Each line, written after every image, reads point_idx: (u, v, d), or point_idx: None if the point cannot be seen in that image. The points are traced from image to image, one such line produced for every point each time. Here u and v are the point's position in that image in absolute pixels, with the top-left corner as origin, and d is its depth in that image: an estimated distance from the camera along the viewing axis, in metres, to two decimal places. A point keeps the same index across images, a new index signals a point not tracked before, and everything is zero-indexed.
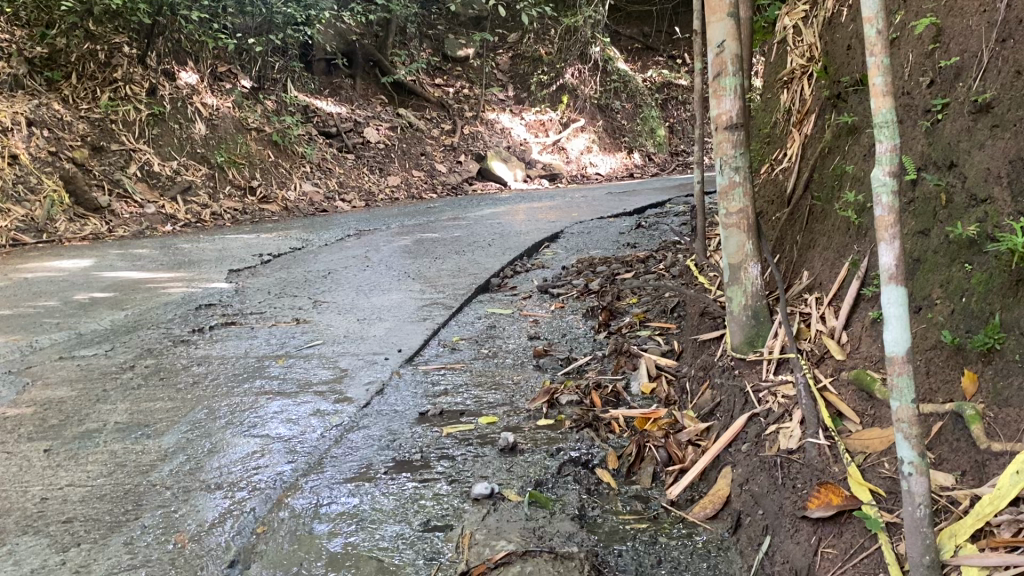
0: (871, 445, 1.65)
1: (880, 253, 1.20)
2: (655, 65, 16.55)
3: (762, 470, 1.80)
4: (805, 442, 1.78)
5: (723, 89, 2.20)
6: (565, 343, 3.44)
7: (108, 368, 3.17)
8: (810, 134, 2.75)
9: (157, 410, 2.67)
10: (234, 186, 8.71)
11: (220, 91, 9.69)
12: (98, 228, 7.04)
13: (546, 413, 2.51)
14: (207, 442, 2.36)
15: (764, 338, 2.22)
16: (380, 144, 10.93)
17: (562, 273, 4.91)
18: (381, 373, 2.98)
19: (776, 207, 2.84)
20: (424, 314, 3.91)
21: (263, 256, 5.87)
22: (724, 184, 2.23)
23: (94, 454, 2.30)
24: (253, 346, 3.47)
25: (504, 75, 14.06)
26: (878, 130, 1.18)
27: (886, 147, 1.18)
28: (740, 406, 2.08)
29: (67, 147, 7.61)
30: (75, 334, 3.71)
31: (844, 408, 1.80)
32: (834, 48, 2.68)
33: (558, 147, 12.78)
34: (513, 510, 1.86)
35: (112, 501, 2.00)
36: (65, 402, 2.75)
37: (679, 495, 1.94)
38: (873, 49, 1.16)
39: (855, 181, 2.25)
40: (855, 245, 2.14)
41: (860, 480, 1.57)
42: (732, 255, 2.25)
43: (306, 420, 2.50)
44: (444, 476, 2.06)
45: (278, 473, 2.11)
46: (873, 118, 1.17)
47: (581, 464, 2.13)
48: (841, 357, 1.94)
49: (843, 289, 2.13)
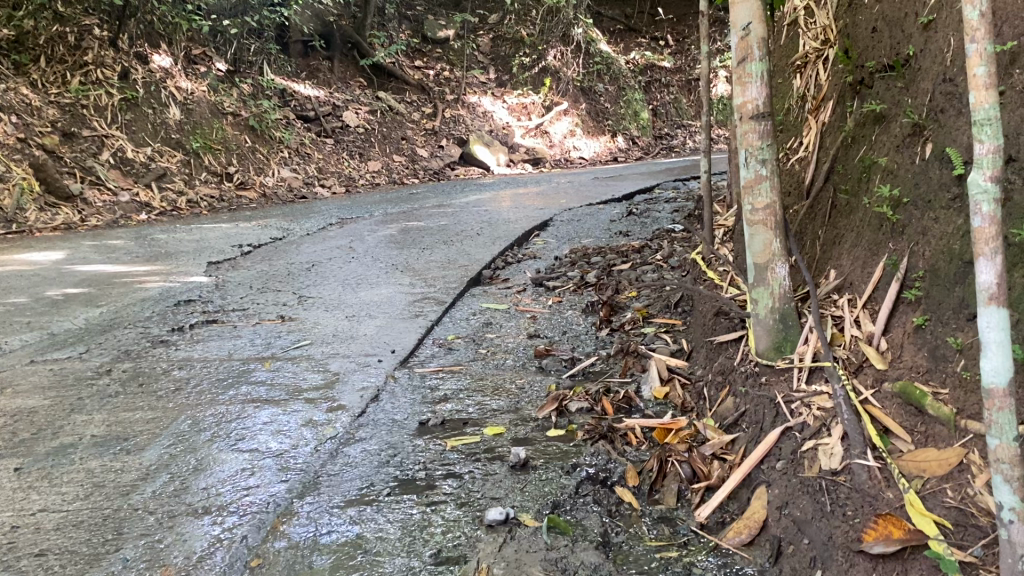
0: (927, 468, 1.53)
1: (980, 271, 1.17)
2: (637, 47, 16.35)
3: (804, 494, 1.67)
4: (851, 463, 1.65)
5: (748, 76, 2.03)
6: (567, 342, 3.28)
7: (83, 374, 2.98)
8: (829, 122, 2.60)
9: (137, 421, 2.48)
10: (210, 172, 8.44)
11: (194, 75, 9.42)
12: (70, 218, 6.78)
13: (556, 422, 2.36)
14: (192, 458, 2.19)
15: (793, 343, 2.07)
16: (359, 127, 10.68)
17: (556, 264, 4.74)
18: (374, 377, 2.80)
19: (794, 198, 2.69)
20: (416, 311, 3.74)
21: (242, 247, 5.67)
22: (749, 178, 2.06)
23: (70, 473, 2.12)
24: (236, 347, 3.29)
25: (485, 57, 13.86)
26: (979, 128, 1.15)
27: (988, 147, 1.16)
28: (771, 418, 1.94)
29: (37, 133, 7.34)
30: (47, 335, 3.51)
31: (891, 424, 1.67)
32: (855, 30, 2.50)
33: (541, 131, 12.57)
34: (532, 539, 1.71)
35: (90, 529, 1.82)
36: (38, 413, 2.56)
37: (709, 518, 1.79)
38: (978, 34, 1.13)
39: (886, 173, 2.10)
40: (890, 244, 1.99)
41: (921, 510, 1.47)
42: (757, 255, 2.09)
43: (297, 431, 2.33)
44: (453, 498, 1.90)
45: (271, 494, 1.95)
46: (975, 114, 1.14)
47: (599, 482, 1.97)
48: (883, 367, 1.80)
49: (878, 292, 1.98)
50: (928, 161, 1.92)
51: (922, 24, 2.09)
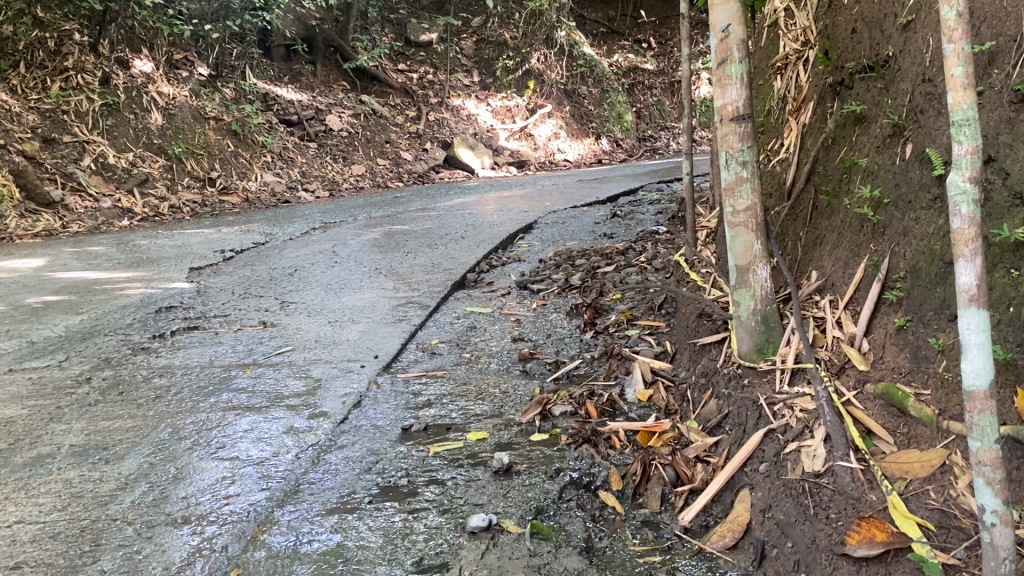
0: (910, 470, 1.53)
1: (960, 273, 1.16)
2: (620, 49, 16.45)
3: (787, 496, 1.67)
4: (834, 465, 1.65)
5: (728, 78, 2.03)
6: (551, 345, 3.27)
7: (62, 382, 2.94)
8: (810, 123, 2.60)
9: (117, 430, 2.45)
10: (193, 177, 8.40)
11: (177, 79, 9.36)
12: (51, 224, 6.73)
13: (540, 426, 2.35)
14: (172, 467, 2.16)
15: (776, 345, 2.07)
16: (343, 131, 10.63)
17: (540, 267, 4.73)
18: (357, 383, 2.78)
19: (776, 199, 2.69)
20: (400, 315, 3.72)
21: (225, 252, 5.64)
22: (730, 180, 2.05)
23: (47, 484, 2.09)
24: (218, 354, 3.26)
25: (469, 60, 13.86)
26: (957, 128, 1.15)
27: (966, 147, 1.15)
28: (753, 421, 1.94)
29: (17, 139, 7.26)
30: (27, 344, 3.47)
31: (873, 425, 1.67)
32: (835, 32, 2.50)
33: (525, 133, 12.58)
34: (515, 545, 1.70)
35: (67, 541, 1.79)
36: (16, 423, 2.52)
37: (692, 521, 1.79)
38: (955, 35, 1.12)
39: (866, 174, 2.09)
40: (872, 245, 1.99)
41: (904, 512, 1.46)
42: (739, 256, 2.08)
43: (278, 439, 2.30)
44: (435, 505, 1.88)
45: (252, 503, 1.93)
46: (955, 114, 1.14)
47: (583, 487, 1.96)
48: (865, 369, 1.80)
49: (860, 293, 1.98)
50: (908, 161, 1.92)
51: (901, 25, 2.09)
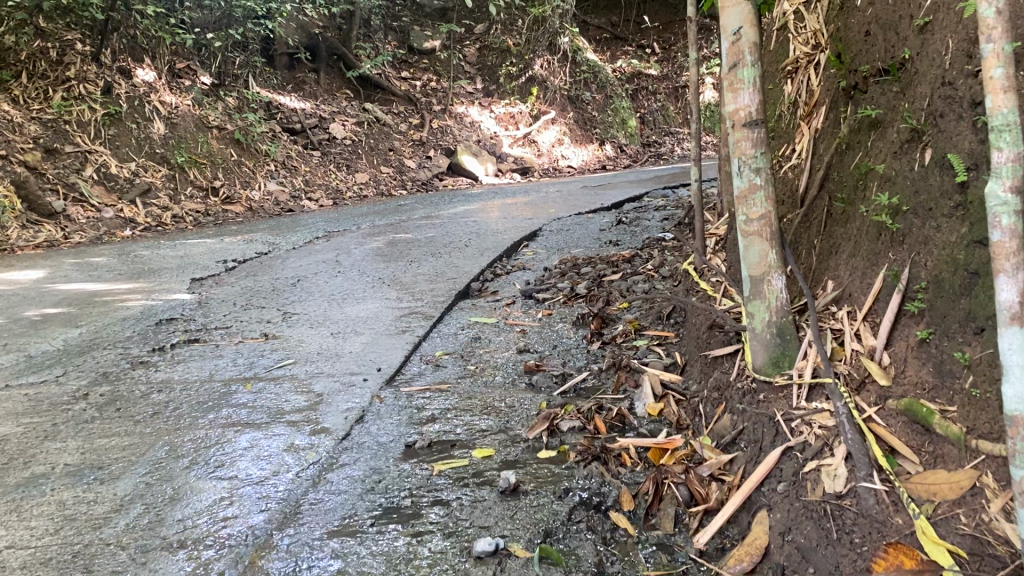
0: (937, 491, 1.47)
1: (1002, 289, 1.14)
2: (624, 55, 16.46)
3: (808, 518, 1.61)
4: (856, 486, 1.58)
5: (740, 82, 1.97)
6: (557, 356, 3.20)
7: (59, 398, 2.88)
8: (822, 128, 2.53)
9: (113, 448, 2.39)
10: (195, 187, 8.35)
11: (179, 89, 9.31)
12: (52, 235, 6.69)
13: (547, 443, 2.28)
14: (168, 487, 2.10)
15: (792, 358, 1.99)
16: (347, 139, 10.59)
17: (545, 275, 4.67)
18: (359, 398, 2.70)
19: (788, 207, 2.62)
20: (403, 326, 3.65)
21: (227, 262, 5.58)
22: (743, 187, 1.99)
23: (39, 506, 2.02)
24: (218, 367, 3.19)
25: (471, 67, 13.84)
26: (998, 134, 1.12)
27: (1008, 155, 1.13)
28: (770, 438, 1.87)
29: (19, 150, 7.20)
30: (24, 358, 3.41)
31: (897, 443, 1.61)
32: (847, 34, 2.43)
33: (529, 140, 12.54)
34: (524, 571, 1.62)
35: (58, 568, 1.72)
36: (10, 442, 2.46)
37: (708, 544, 1.72)
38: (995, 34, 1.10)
39: (883, 179, 2.02)
40: (889, 254, 1.92)
41: (934, 538, 1.40)
42: (753, 266, 2.01)
43: (278, 457, 2.24)
44: (439, 528, 1.81)
45: (250, 526, 1.86)
46: (994, 118, 1.11)
47: (593, 508, 1.89)
48: (886, 384, 1.73)
49: (879, 303, 1.91)
50: (928, 167, 1.84)
51: (918, 26, 2.01)
